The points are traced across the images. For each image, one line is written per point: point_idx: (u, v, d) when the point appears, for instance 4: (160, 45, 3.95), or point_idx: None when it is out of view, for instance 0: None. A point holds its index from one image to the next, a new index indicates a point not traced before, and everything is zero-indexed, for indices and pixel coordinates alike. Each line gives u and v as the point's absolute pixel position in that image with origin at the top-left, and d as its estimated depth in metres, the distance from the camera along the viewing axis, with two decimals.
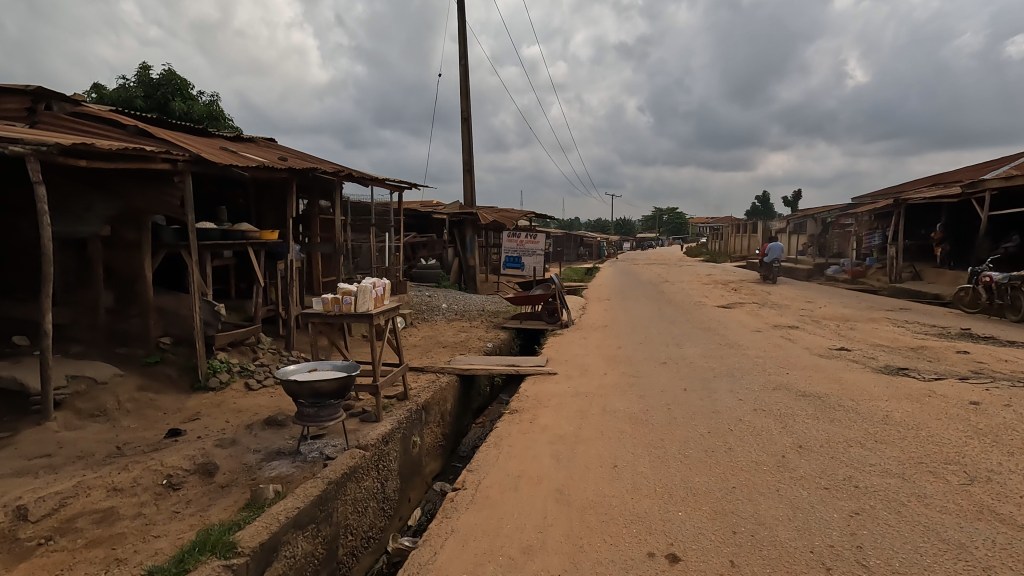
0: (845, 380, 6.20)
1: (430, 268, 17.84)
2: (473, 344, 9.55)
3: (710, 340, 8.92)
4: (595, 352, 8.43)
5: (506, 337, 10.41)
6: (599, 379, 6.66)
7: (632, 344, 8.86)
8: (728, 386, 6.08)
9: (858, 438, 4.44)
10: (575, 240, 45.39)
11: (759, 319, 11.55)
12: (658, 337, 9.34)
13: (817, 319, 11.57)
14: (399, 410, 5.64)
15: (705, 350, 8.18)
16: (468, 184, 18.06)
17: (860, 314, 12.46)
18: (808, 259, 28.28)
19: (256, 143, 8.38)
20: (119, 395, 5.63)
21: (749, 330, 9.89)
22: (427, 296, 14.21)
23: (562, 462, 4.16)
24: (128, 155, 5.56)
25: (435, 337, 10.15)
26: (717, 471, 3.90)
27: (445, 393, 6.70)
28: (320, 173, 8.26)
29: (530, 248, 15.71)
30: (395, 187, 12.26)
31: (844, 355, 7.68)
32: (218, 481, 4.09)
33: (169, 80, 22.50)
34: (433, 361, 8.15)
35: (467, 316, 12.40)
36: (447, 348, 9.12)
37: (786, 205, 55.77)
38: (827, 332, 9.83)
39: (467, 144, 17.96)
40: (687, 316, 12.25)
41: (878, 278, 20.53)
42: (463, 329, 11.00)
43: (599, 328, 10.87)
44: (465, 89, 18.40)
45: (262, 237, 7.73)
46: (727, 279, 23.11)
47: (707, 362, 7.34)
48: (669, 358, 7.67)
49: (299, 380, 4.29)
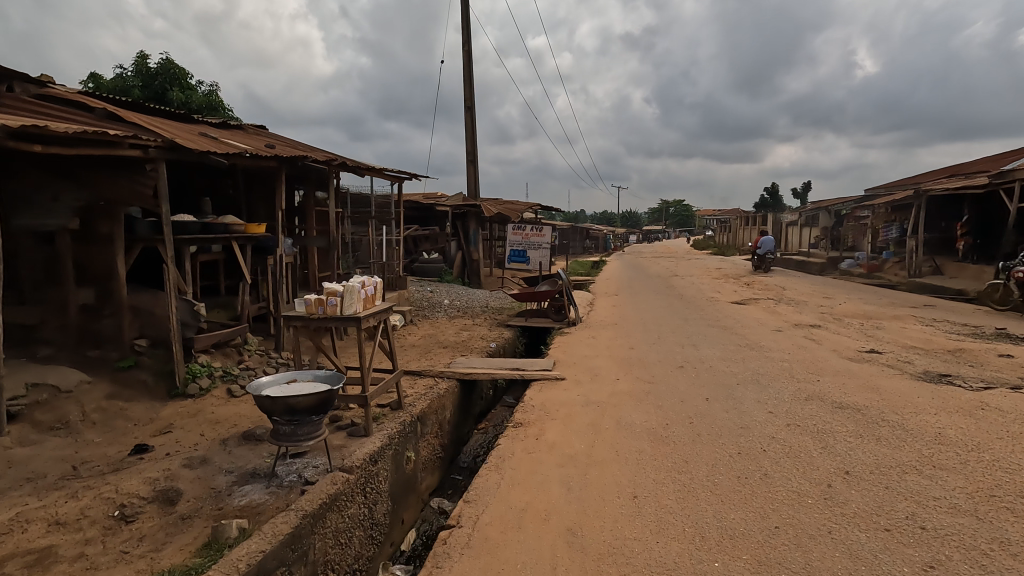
0: (884, 389, 5.62)
1: (432, 262, 17.29)
2: (476, 343, 8.99)
3: (729, 340, 8.34)
4: (606, 353, 7.87)
5: (510, 336, 9.86)
6: (611, 386, 6.11)
7: (646, 345, 8.28)
8: (754, 395, 5.52)
9: (912, 463, 3.88)
10: (581, 232, 44.73)
11: (777, 316, 10.93)
12: (673, 337, 8.76)
13: (839, 317, 10.95)
14: (392, 422, 5.12)
15: (724, 351, 7.61)
16: (471, 175, 17.47)
17: (883, 311, 11.83)
18: (821, 252, 27.54)
19: (243, 130, 7.85)
20: (84, 405, 5.14)
21: (769, 329, 9.29)
22: (429, 291, 13.68)
23: (573, 491, 3.62)
24: (91, 139, 5.03)
25: (436, 336, 9.62)
26: (754, 506, 3.35)
27: (444, 400, 6.19)
28: (311, 162, 7.72)
29: (535, 242, 15.08)
30: (394, 177, 11.69)
31: (876, 358, 7.09)
32: (178, 512, 3.58)
33: (166, 69, 21.94)
34: (432, 364, 7.61)
35: (470, 313, 11.86)
36: (448, 349, 8.59)
37: (796, 197, 54.85)
38: (854, 332, 9.21)
39: (470, 134, 17.33)
40: (701, 313, 11.65)
41: (896, 272, 19.85)
42: (465, 327, 10.47)
43: (609, 326, 10.29)
44: (468, 76, 17.74)
45: (248, 230, 7.19)
46: (738, 273, 22.45)
47: (728, 365, 6.78)
48: (686, 361, 7.10)
49: (272, 396, 3.76)
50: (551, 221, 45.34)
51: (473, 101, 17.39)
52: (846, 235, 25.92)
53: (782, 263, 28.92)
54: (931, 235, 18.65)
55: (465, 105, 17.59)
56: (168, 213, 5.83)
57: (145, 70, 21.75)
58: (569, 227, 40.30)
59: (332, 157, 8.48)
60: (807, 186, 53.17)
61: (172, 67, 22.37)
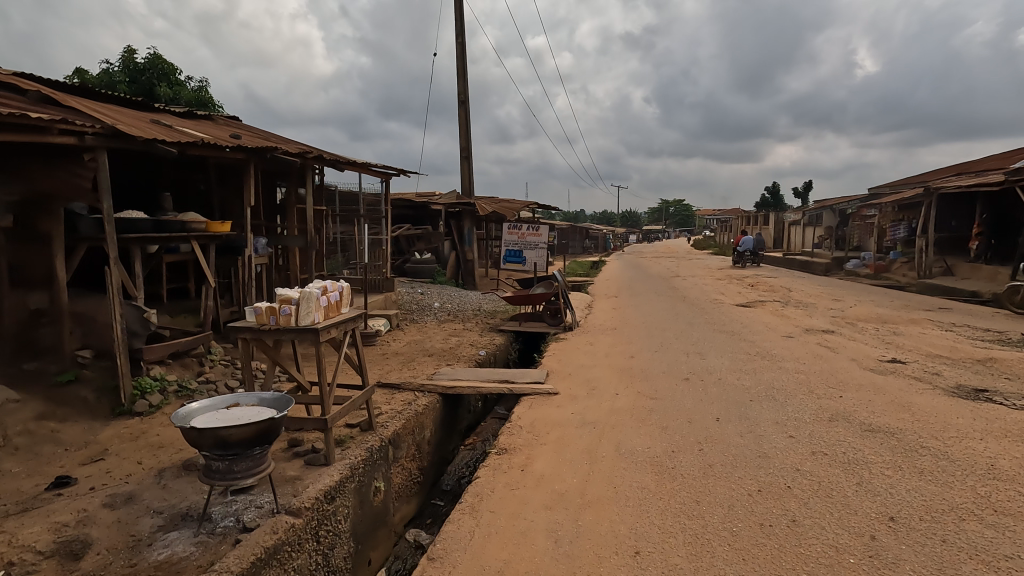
0: (917, 406, 4.98)
1: (424, 262, 16.65)
2: (464, 351, 8.35)
3: (737, 347, 7.70)
4: (604, 363, 7.23)
5: (502, 342, 9.22)
6: (609, 402, 5.47)
7: (647, 353, 7.63)
8: (770, 414, 4.89)
9: (968, 506, 3.24)
10: (580, 231, 44.10)
11: (787, 321, 10.28)
12: (676, 344, 8.12)
13: (852, 321, 10.29)
14: (357, 447, 4.48)
15: (733, 361, 6.97)
16: (465, 172, 16.83)
17: (897, 315, 11.19)
18: (825, 252, 26.88)
19: (211, 120, 7.23)
20: (7, 428, 4.49)
21: (779, 335, 8.64)
22: (419, 294, 13.04)
23: (561, 544, 2.99)
24: (14, 123, 4.37)
25: (422, 342, 8.96)
26: (785, 567, 2.71)
27: (422, 418, 5.55)
28: (282, 154, 7.07)
29: (532, 241, 14.43)
30: (381, 172, 11.05)
31: (901, 369, 6.45)
32: (80, 570, 2.94)
33: (153, 64, 21.31)
34: (414, 374, 6.97)
35: (461, 317, 11.22)
36: (434, 357, 7.95)
37: (798, 197, 54.26)
38: (871, 338, 8.57)
39: (464, 130, 16.67)
40: (706, 317, 11.00)
41: (904, 273, 19.21)
42: (455, 333, 9.82)
43: (608, 331, 9.64)
44: (462, 70, 17.11)
45: (210, 229, 6.54)
46: (741, 274, 21.78)
47: (738, 378, 6.13)
48: (692, 373, 6.45)
49: (200, 427, 3.12)
50: (550, 221, 44.68)
51: (467, 95, 16.74)
52: (851, 235, 25.26)
53: (785, 264, 28.26)
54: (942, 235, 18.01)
55: (459, 100, 16.94)
56: (111, 210, 5.18)
57: (132, 65, 21.13)
58: (568, 226, 39.63)
59: (309, 150, 7.86)
60: (810, 185, 52.47)
61: (160, 62, 21.75)
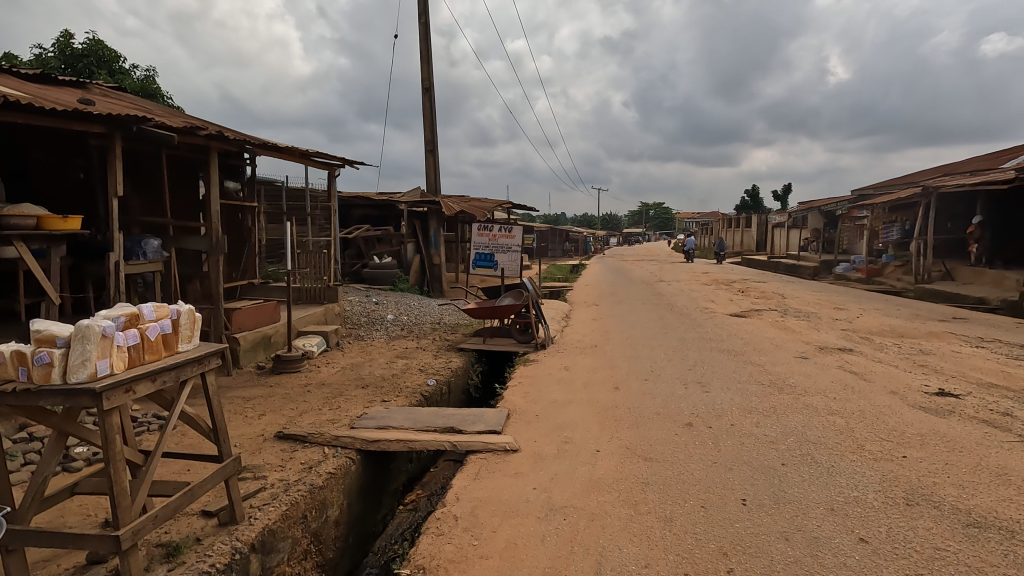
0: (1020, 476, 3.52)
1: (383, 268, 15.14)
2: (409, 380, 6.74)
3: (747, 376, 6.23)
4: (583, 398, 5.69)
5: (459, 366, 7.67)
6: (588, 467, 3.93)
7: (637, 384, 6.10)
8: (818, 492, 3.38)
9: None
10: (561, 234, 42.80)
11: (794, 336, 8.88)
12: (671, 370, 6.60)
13: (867, 336, 8.92)
14: (188, 570, 2.83)
15: (745, 395, 5.50)
16: (431, 166, 15.22)
17: (913, 327, 9.90)
18: (813, 255, 25.89)
19: (71, 86, 5.63)
20: None
21: (792, 357, 7.20)
22: (372, 304, 11.40)
23: None
24: None
25: (361, 368, 7.31)
26: None
27: (323, 495, 3.91)
28: (156, 126, 5.38)
29: (504, 244, 12.87)
30: (323, 163, 9.67)
31: (959, 406, 5.06)
32: None
33: (91, 49, 19.13)
34: (335, 416, 5.35)
35: (417, 332, 9.62)
36: (370, 389, 6.33)
37: (779, 199, 53.84)
38: (901, 360, 7.17)
39: (428, 120, 15.06)
40: (699, 330, 9.58)
41: (898, 277, 18.19)
42: (405, 353, 8.22)
43: (587, 351, 8.11)
44: (427, 54, 15.51)
45: (51, 223, 4.85)
46: (729, 278, 20.55)
47: (758, 425, 4.62)
48: (695, 416, 4.93)
49: None
50: (529, 223, 43.21)
51: (432, 82, 15.11)
52: (840, 237, 24.31)
53: (771, 267, 27.20)
54: (940, 237, 17.02)
55: (423, 88, 15.30)
56: None
57: (67, 50, 18.92)
58: (548, 227, 38.15)
59: (206, 127, 6.18)
60: (790, 188, 51.96)
61: (100, 47, 19.57)
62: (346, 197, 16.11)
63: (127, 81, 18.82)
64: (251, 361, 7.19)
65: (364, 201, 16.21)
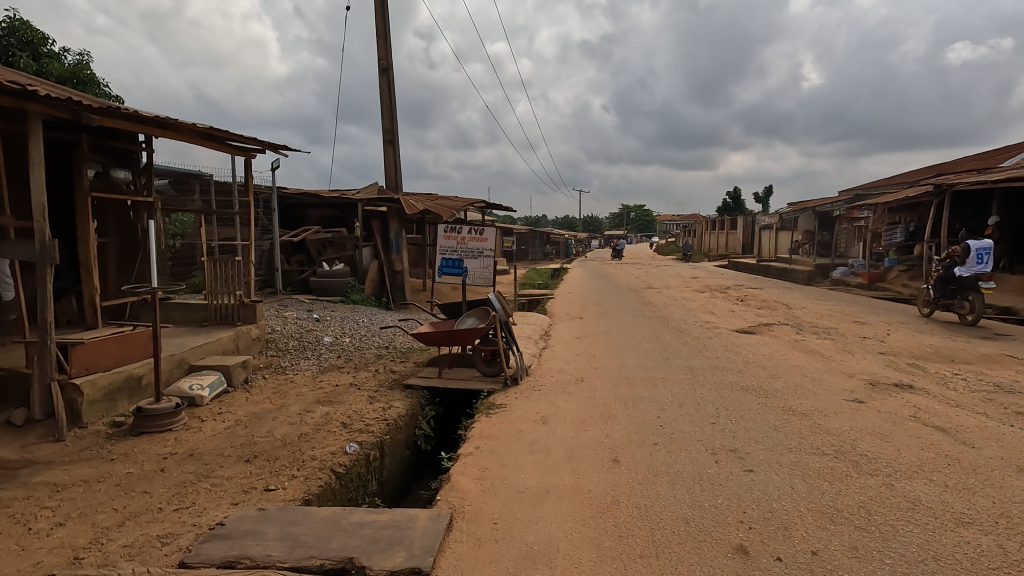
0: None
1: (334, 276, 12.88)
2: (320, 444, 4.75)
3: (799, 439, 4.37)
4: (568, 485, 3.76)
5: (400, 415, 5.69)
6: None
7: (644, 453, 4.22)
8: None
9: None
10: (541, 236, 40.85)
11: (827, 363, 7.11)
12: (689, 427, 4.73)
13: (915, 363, 7.20)
14: None
15: (811, 480, 3.65)
16: (389, 158, 13.23)
17: (961, 348, 8.25)
18: (805, 258, 24.46)
19: None
20: None
21: (841, 401, 5.40)
22: (308, 323, 9.34)
23: None
24: None
25: (260, 422, 5.27)
26: None
27: None
28: None
29: (473, 248, 10.94)
30: (238, 148, 7.68)
31: None
32: None
33: (12, 28, 15.14)
34: (173, 527, 3.36)
35: (356, 362, 7.61)
36: (253, 464, 4.33)
37: (761, 202, 52.92)
38: (984, 402, 5.42)
39: (386, 104, 13.06)
40: (707, 355, 7.77)
41: (904, 283, 16.78)
42: (331, 394, 6.23)
43: (571, 389, 6.22)
44: (385, 31, 13.53)
45: None
46: (722, 284, 18.89)
47: (860, 558, 2.77)
48: (748, 531, 3.06)
49: None
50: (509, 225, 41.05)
51: (391, 61, 13.10)
52: (837, 240, 22.94)
53: (762, 271, 25.71)
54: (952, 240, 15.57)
55: (381, 68, 13.30)
56: None
57: None
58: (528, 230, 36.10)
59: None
60: (771, 190, 51.23)
61: (24, 26, 15.58)
62: (294, 194, 13.96)
63: (59, 70, 14.81)
64: (104, 417, 5.12)
65: (315, 198, 14.07)
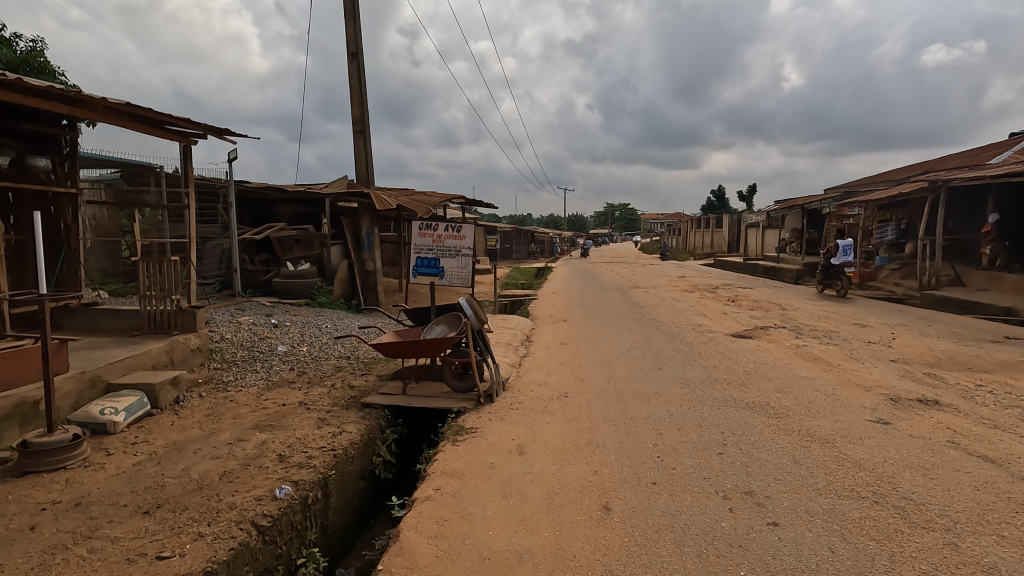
0: None
1: (299, 277, 11.90)
2: (244, 486, 3.86)
3: (827, 477, 3.60)
4: (546, 547, 2.95)
5: (353, 441, 4.82)
6: None
7: (642, 497, 3.42)
8: None
9: None
10: (525, 235, 40.05)
11: (837, 374, 6.38)
12: (694, 461, 3.94)
13: (930, 373, 6.52)
14: None
15: (852, 538, 2.88)
16: (360, 150, 12.31)
17: (973, 354, 7.61)
18: (792, 256, 23.99)
19: None
20: None
21: (865, 423, 4.65)
22: (264, 330, 8.41)
23: None
24: None
25: (177, 457, 4.36)
26: None
27: None
28: None
29: (450, 246, 10.06)
30: (175, 132, 6.74)
31: None
32: None
33: None
34: None
35: (312, 375, 6.71)
36: (152, 518, 3.42)
37: (745, 201, 52.71)
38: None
39: (355, 92, 12.13)
40: (704, 365, 7.01)
41: (896, 282, 16.29)
42: (274, 416, 5.33)
43: (554, 408, 5.40)
44: (355, 13, 12.59)
45: None
46: (711, 284, 18.25)
47: None
48: None
49: None
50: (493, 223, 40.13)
51: (361, 45, 12.18)
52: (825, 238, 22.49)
53: (749, 270, 25.17)
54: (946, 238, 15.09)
55: (350, 53, 12.36)
56: None
57: None
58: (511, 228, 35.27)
59: None
60: (755, 188, 51.01)
61: None
62: (258, 188, 12.95)
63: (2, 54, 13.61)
64: None
65: (280, 193, 13.07)
